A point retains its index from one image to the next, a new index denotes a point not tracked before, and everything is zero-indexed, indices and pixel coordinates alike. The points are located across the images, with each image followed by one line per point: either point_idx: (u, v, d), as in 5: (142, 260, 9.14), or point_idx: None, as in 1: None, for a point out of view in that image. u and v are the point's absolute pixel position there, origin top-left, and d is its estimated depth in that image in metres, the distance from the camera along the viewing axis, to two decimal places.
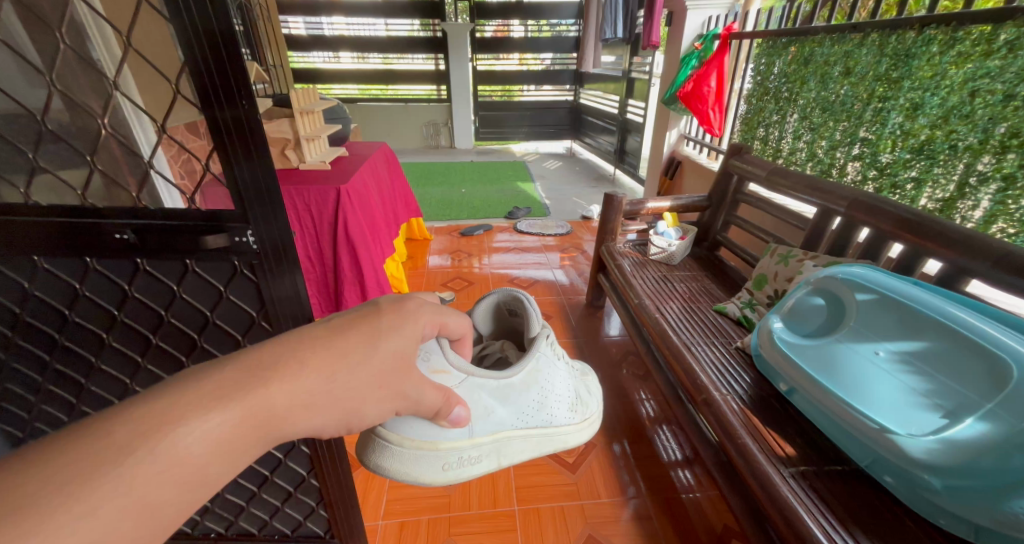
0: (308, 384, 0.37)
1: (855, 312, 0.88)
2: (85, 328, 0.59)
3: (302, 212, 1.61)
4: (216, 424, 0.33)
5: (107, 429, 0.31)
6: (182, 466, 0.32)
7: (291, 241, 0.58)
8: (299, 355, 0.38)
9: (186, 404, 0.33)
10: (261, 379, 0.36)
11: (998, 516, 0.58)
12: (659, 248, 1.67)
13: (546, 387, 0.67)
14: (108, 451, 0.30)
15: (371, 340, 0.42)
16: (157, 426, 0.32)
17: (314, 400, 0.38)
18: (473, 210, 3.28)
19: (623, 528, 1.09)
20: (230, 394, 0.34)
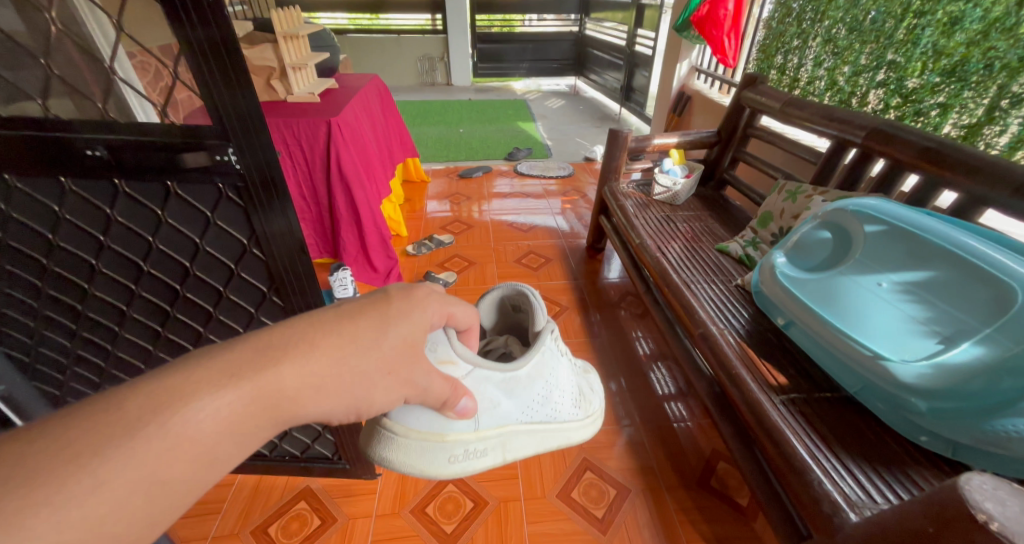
0: (320, 368, 0.32)
1: (862, 244, 0.86)
2: (73, 254, 0.57)
3: (292, 146, 1.55)
4: (223, 406, 0.29)
5: (106, 406, 0.27)
6: (188, 451, 0.28)
7: (278, 167, 0.58)
8: (312, 337, 0.33)
9: (191, 382, 0.29)
10: (271, 358, 0.31)
11: (978, 434, 0.62)
12: (664, 187, 1.62)
13: (552, 381, 0.62)
14: (107, 429, 0.26)
15: (387, 326, 0.36)
16: (158, 404, 0.27)
17: (327, 390, 0.33)
18: (471, 152, 3.17)
19: (617, 453, 1.15)
20: (238, 374, 0.30)
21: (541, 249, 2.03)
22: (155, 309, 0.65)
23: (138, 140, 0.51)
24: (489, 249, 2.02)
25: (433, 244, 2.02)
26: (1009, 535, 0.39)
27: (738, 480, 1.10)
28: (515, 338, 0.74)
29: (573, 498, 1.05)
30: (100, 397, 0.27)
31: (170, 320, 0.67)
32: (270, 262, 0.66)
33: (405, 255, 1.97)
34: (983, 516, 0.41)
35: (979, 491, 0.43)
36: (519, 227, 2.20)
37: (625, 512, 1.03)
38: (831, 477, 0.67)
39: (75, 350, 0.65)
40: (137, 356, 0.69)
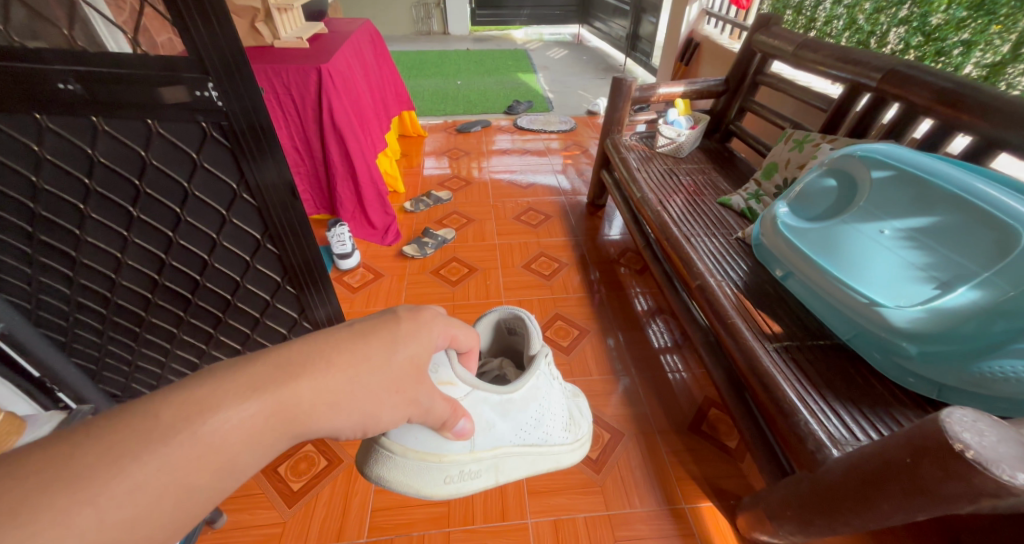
0: (334, 385, 0.32)
1: (868, 189, 0.84)
2: (59, 198, 0.55)
3: (282, 95, 1.49)
4: (246, 416, 0.29)
5: (141, 410, 0.27)
6: (212, 459, 0.28)
7: (263, 112, 0.58)
8: (326, 354, 0.33)
9: (219, 390, 0.29)
10: (291, 372, 0.31)
11: (964, 376, 0.64)
12: (667, 139, 1.57)
13: (545, 404, 0.62)
14: (140, 433, 0.26)
15: (390, 347, 0.36)
16: (187, 411, 0.28)
17: (341, 406, 0.33)
18: (469, 105, 3.05)
19: (612, 400, 1.19)
20: (261, 385, 0.30)
21: (541, 206, 2.00)
22: (150, 256, 0.65)
23: (106, 71, 0.49)
24: (488, 206, 1.99)
25: (431, 201, 1.99)
26: (984, 463, 0.42)
27: (728, 425, 1.14)
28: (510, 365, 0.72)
29: None
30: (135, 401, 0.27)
31: (166, 268, 0.67)
32: (263, 209, 0.66)
33: (403, 212, 1.94)
34: (960, 445, 0.44)
35: (958, 423, 0.45)
36: (519, 184, 2.15)
37: (618, 454, 1.07)
38: (817, 418, 0.69)
39: (75, 298, 0.64)
40: (136, 305, 0.69)
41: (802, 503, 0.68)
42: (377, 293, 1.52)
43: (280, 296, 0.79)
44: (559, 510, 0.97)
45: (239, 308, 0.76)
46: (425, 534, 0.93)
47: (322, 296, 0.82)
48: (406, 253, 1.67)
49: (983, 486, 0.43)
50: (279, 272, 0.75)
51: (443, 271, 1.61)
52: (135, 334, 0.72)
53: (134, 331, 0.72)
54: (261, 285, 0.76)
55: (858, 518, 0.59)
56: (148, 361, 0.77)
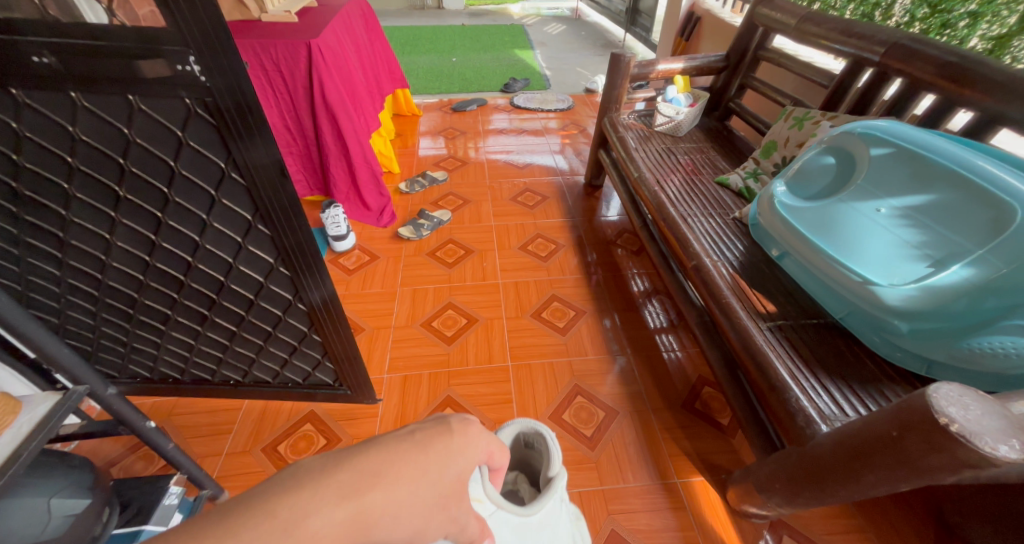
0: (408, 500, 0.24)
1: (867, 167, 0.84)
2: (41, 177, 0.55)
3: (271, 72, 1.46)
4: (332, 535, 0.21)
5: (252, 507, 0.21)
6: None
7: (254, 99, 0.54)
8: (404, 458, 0.25)
9: (316, 490, 0.22)
10: (373, 477, 0.23)
11: (955, 352, 0.64)
12: (665, 117, 1.54)
13: (554, 530, 0.57)
14: (253, 536, 0.20)
15: (442, 464, 0.27)
16: (289, 515, 0.21)
17: (413, 527, 0.25)
18: (465, 83, 2.98)
19: (608, 380, 1.21)
20: (352, 489, 0.22)
21: (538, 187, 1.98)
22: (139, 237, 0.64)
23: (79, 43, 0.47)
24: (485, 187, 1.96)
25: (426, 182, 1.97)
26: (967, 436, 0.43)
27: (721, 403, 1.16)
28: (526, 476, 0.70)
29: (563, 419, 1.11)
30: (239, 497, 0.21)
31: (157, 249, 0.66)
32: (252, 189, 0.62)
33: (398, 193, 1.92)
34: (945, 420, 0.44)
35: (944, 398, 0.46)
36: (515, 164, 2.13)
37: (612, 432, 1.09)
38: (808, 395, 0.70)
39: (65, 280, 0.66)
40: (129, 287, 0.69)
41: (790, 476, 0.70)
42: (373, 274, 1.52)
43: (274, 278, 0.75)
44: None
45: (233, 289, 0.75)
46: None
47: (317, 280, 0.76)
48: (402, 235, 1.66)
49: (967, 458, 0.44)
50: (273, 254, 0.71)
51: (438, 253, 1.61)
52: (129, 316, 0.74)
53: (128, 313, 0.73)
54: (255, 267, 0.73)
55: (844, 490, 0.61)
56: (142, 344, 0.80)
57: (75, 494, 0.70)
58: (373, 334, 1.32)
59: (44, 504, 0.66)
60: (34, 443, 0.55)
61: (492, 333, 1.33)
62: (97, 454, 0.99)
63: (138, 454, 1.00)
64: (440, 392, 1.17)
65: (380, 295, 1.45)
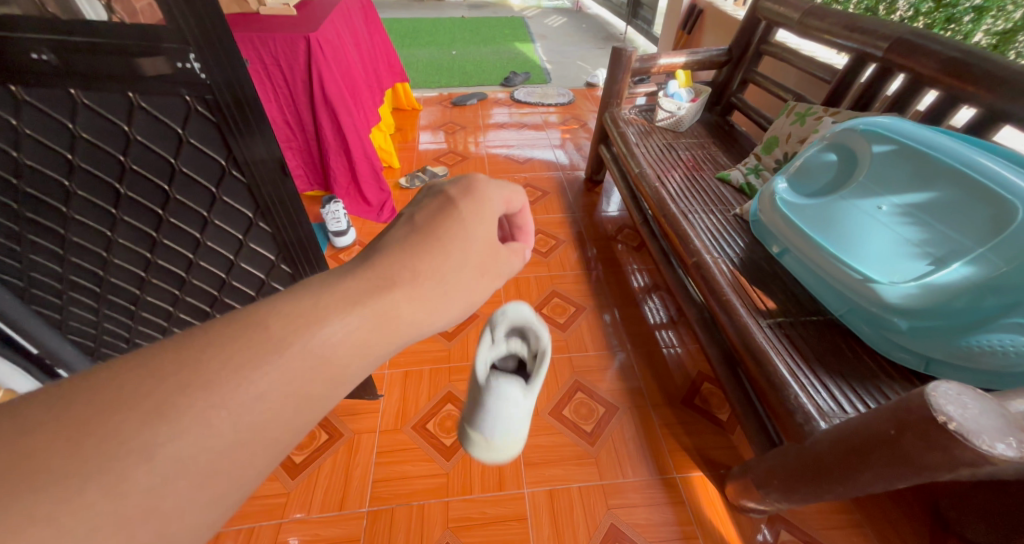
0: (422, 288, 0.33)
1: (868, 164, 0.83)
2: (41, 174, 0.54)
3: (270, 66, 1.45)
4: (351, 325, 0.30)
5: (237, 328, 0.27)
6: (328, 368, 0.29)
7: (252, 92, 0.56)
8: (405, 263, 0.34)
9: (317, 306, 0.30)
10: (379, 284, 0.32)
11: (953, 350, 0.65)
12: (667, 113, 1.53)
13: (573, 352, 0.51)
14: (244, 343, 0.27)
15: (462, 243, 0.37)
16: (289, 325, 0.28)
17: (440, 301, 0.34)
18: (465, 77, 2.96)
19: (607, 375, 1.21)
20: (357, 299, 0.31)
21: (538, 182, 1.98)
22: (140, 234, 0.63)
23: (82, 41, 0.47)
24: None
25: (426, 177, 1.96)
26: (966, 434, 0.43)
27: (720, 399, 1.17)
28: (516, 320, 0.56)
29: (564, 415, 1.12)
30: (220, 326, 0.28)
31: (158, 247, 0.66)
32: (253, 186, 0.63)
33: (398, 188, 1.92)
34: (944, 418, 0.44)
35: (943, 397, 0.46)
36: (515, 160, 2.12)
37: (611, 428, 1.10)
38: (807, 392, 0.70)
39: (68, 276, 0.65)
40: (131, 283, 0.69)
41: (789, 473, 0.70)
42: None
43: (275, 274, 0.76)
44: (554, 480, 1.00)
45: (235, 286, 0.75)
46: (424, 505, 0.95)
47: (318, 276, 0.79)
48: None
49: (963, 456, 0.44)
50: (274, 250, 0.73)
51: None
52: (131, 313, 0.73)
53: (131, 309, 0.73)
54: (256, 263, 0.73)
55: (842, 486, 0.61)
56: (145, 339, 0.79)
57: None
58: None
59: None
60: None
61: None
62: None
63: None
64: (440, 389, 1.17)
65: None
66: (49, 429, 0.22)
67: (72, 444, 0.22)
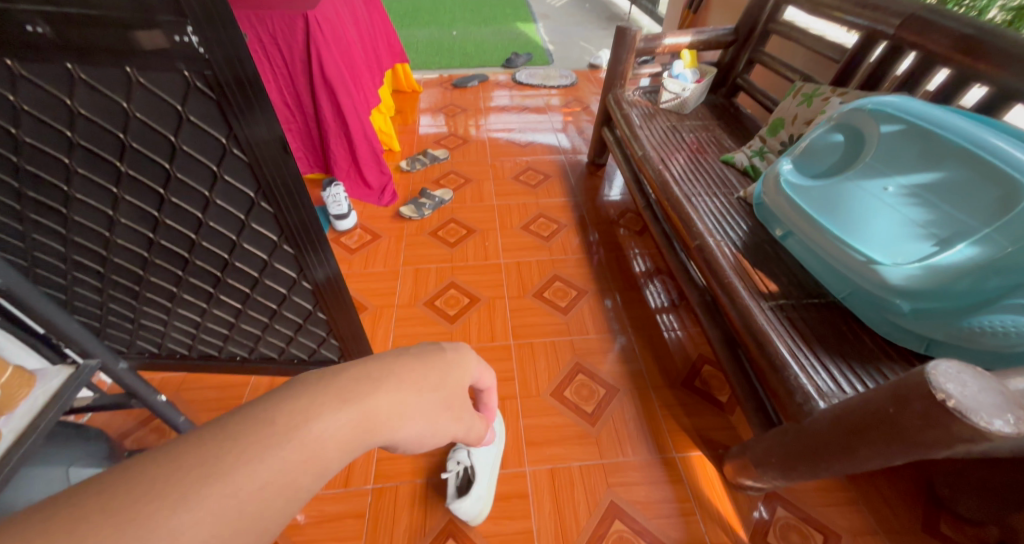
0: (408, 401, 0.30)
1: (876, 145, 0.82)
2: (42, 152, 0.54)
3: (268, 45, 1.42)
4: (341, 427, 0.26)
5: (243, 418, 0.24)
6: (313, 471, 0.24)
7: (253, 71, 0.54)
8: (399, 370, 0.31)
9: (315, 398, 0.26)
10: (372, 383, 0.29)
11: (953, 331, 0.65)
12: (672, 94, 1.51)
13: None
14: (251, 438, 0.23)
15: (441, 374, 0.34)
16: (293, 417, 0.25)
17: (416, 422, 0.31)
18: (465, 58, 2.91)
19: (608, 358, 1.22)
20: (352, 394, 0.27)
21: (540, 165, 1.96)
22: (142, 214, 0.63)
23: (76, 13, 0.45)
24: (486, 166, 1.94)
25: (427, 160, 1.94)
26: (963, 411, 0.44)
27: (720, 381, 1.18)
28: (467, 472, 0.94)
29: (565, 396, 1.13)
30: (231, 412, 0.24)
31: (161, 226, 0.66)
32: (254, 165, 0.62)
33: (399, 171, 1.90)
34: (942, 395, 0.45)
35: (943, 375, 0.46)
36: (517, 143, 2.10)
37: (613, 409, 1.11)
38: (807, 372, 0.71)
39: (71, 256, 0.66)
40: (134, 263, 0.70)
41: (787, 451, 0.71)
42: (376, 254, 1.52)
43: (278, 256, 0.76)
44: (555, 459, 1.01)
45: (237, 267, 0.75)
46: (428, 483, 0.97)
47: (321, 257, 0.79)
48: (404, 214, 1.66)
49: (962, 432, 0.45)
50: (276, 232, 0.72)
51: (440, 232, 1.60)
52: (135, 293, 0.74)
53: (134, 289, 0.74)
54: (258, 245, 0.73)
55: (840, 464, 0.62)
56: (149, 321, 0.80)
57: (92, 464, 0.73)
58: (376, 313, 1.33)
59: (63, 473, 0.68)
60: (50, 414, 0.56)
61: (495, 312, 1.34)
62: (108, 427, 1.01)
63: (150, 427, 1.02)
64: None
65: (382, 274, 1.45)
66: (77, 512, 0.19)
67: (98, 527, 0.19)
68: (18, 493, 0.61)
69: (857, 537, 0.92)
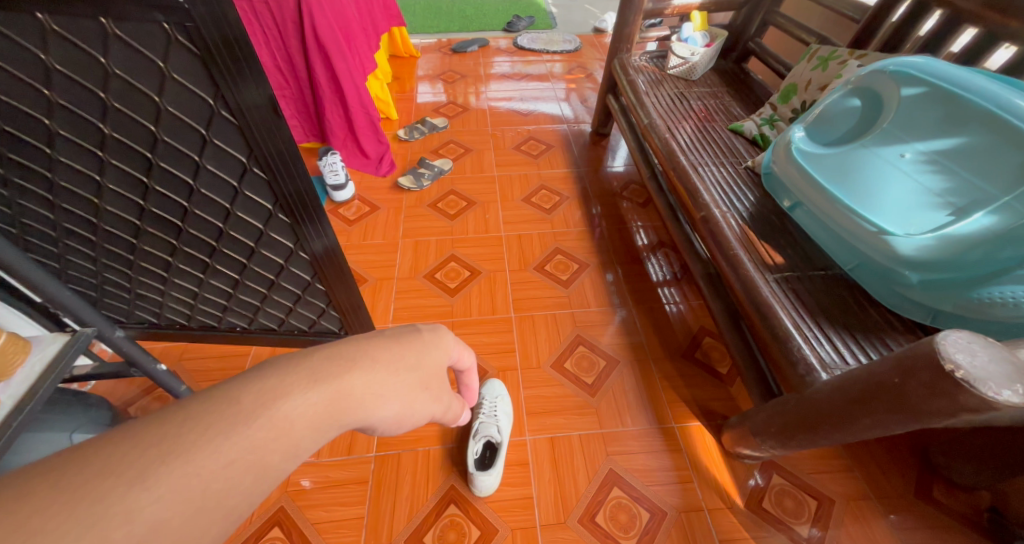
0: (383, 381, 0.30)
1: (893, 110, 0.79)
2: (20, 112, 0.51)
3: (257, 4, 1.35)
4: (311, 407, 0.27)
5: (210, 398, 0.25)
6: (283, 450, 0.26)
7: (241, 29, 0.51)
8: (373, 350, 0.31)
9: (284, 378, 0.27)
10: (345, 364, 0.29)
11: (964, 302, 0.64)
12: (680, 59, 1.45)
13: None
14: (217, 417, 0.25)
15: (419, 354, 0.33)
16: (260, 397, 0.26)
17: (392, 401, 0.30)
18: (465, 21, 2.79)
19: (609, 330, 1.22)
20: (322, 375, 0.28)
21: (543, 135, 1.91)
22: (131, 180, 0.61)
23: None
24: (487, 135, 1.89)
25: (426, 128, 1.89)
26: (971, 381, 0.43)
27: (720, 352, 1.18)
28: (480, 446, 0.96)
29: (565, 368, 1.14)
30: (197, 393, 0.25)
31: (151, 194, 0.63)
32: (245, 129, 0.60)
33: (397, 140, 1.85)
34: (951, 366, 0.44)
35: (953, 345, 0.45)
36: (519, 111, 2.03)
37: (613, 380, 1.12)
38: (810, 343, 0.70)
39: (61, 224, 0.64)
40: (127, 232, 0.68)
41: (786, 421, 0.72)
42: (375, 226, 1.50)
43: (273, 225, 0.74)
44: (554, 428, 1.03)
45: (232, 237, 0.73)
46: (430, 450, 0.99)
47: (318, 227, 0.77)
48: (402, 185, 1.63)
49: (966, 402, 0.44)
50: (271, 200, 0.70)
51: (440, 204, 1.57)
52: (130, 263, 0.73)
53: (129, 259, 0.72)
54: (253, 214, 0.71)
55: (838, 433, 0.63)
56: (146, 290, 0.79)
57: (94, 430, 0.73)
58: (376, 286, 1.32)
59: (66, 438, 0.68)
60: (48, 382, 0.55)
61: (495, 284, 1.33)
62: (112, 395, 1.02)
63: (154, 395, 1.03)
64: None
65: (382, 246, 1.43)
66: (37, 489, 0.21)
67: (58, 502, 0.20)
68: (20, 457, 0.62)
69: (851, 503, 0.93)
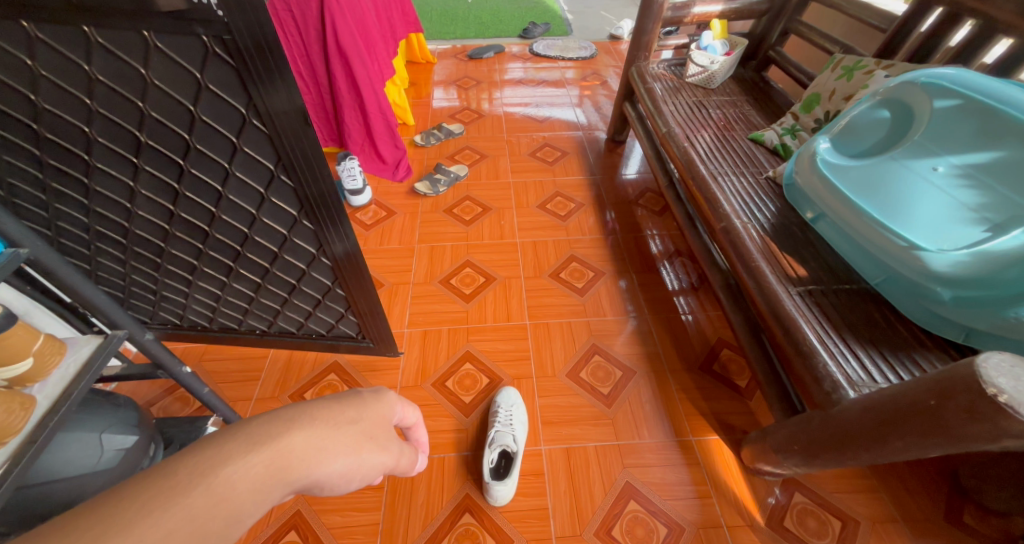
0: (325, 435, 0.31)
1: (926, 122, 0.77)
2: (60, 118, 0.53)
3: (281, 11, 1.39)
4: (251, 471, 0.27)
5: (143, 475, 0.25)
6: (225, 515, 0.26)
7: (276, 40, 0.50)
8: (315, 407, 0.31)
9: (224, 445, 0.27)
10: (285, 424, 0.30)
11: (999, 321, 0.62)
12: (699, 66, 1.43)
13: None
14: (152, 492, 0.25)
15: (359, 409, 0.34)
16: (198, 467, 0.26)
17: (336, 458, 0.31)
18: (481, 28, 2.81)
19: (623, 340, 1.21)
20: (262, 437, 0.28)
21: (558, 141, 1.91)
22: (162, 185, 0.62)
23: None
24: (503, 141, 1.90)
25: (442, 134, 1.91)
26: (1015, 407, 0.41)
27: (739, 365, 1.16)
28: (492, 455, 0.94)
29: (580, 377, 1.13)
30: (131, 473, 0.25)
31: (180, 199, 0.64)
32: (275, 136, 0.59)
33: (414, 146, 1.87)
34: (993, 390, 0.43)
35: (994, 368, 0.44)
36: (534, 118, 2.04)
37: (629, 390, 1.10)
38: (836, 359, 0.69)
39: (93, 226, 0.66)
40: (155, 236, 0.70)
41: (811, 439, 0.70)
42: (390, 231, 1.51)
43: (297, 231, 0.74)
44: (570, 439, 1.02)
45: (257, 242, 0.74)
46: (445, 459, 0.99)
47: (340, 231, 0.75)
48: (418, 191, 1.64)
49: (1010, 428, 0.42)
50: (296, 206, 0.70)
51: (455, 210, 1.58)
52: (157, 265, 0.75)
53: (156, 261, 0.74)
54: (278, 219, 0.72)
55: (866, 453, 0.61)
56: (171, 292, 0.81)
57: (128, 432, 0.73)
58: (392, 290, 1.32)
59: (95, 439, 0.68)
60: (81, 384, 0.56)
61: (509, 291, 1.33)
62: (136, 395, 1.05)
63: (175, 395, 1.05)
64: (460, 348, 1.19)
65: (397, 251, 1.44)
66: None
67: None
68: (53, 455, 0.64)
69: (876, 525, 0.91)
